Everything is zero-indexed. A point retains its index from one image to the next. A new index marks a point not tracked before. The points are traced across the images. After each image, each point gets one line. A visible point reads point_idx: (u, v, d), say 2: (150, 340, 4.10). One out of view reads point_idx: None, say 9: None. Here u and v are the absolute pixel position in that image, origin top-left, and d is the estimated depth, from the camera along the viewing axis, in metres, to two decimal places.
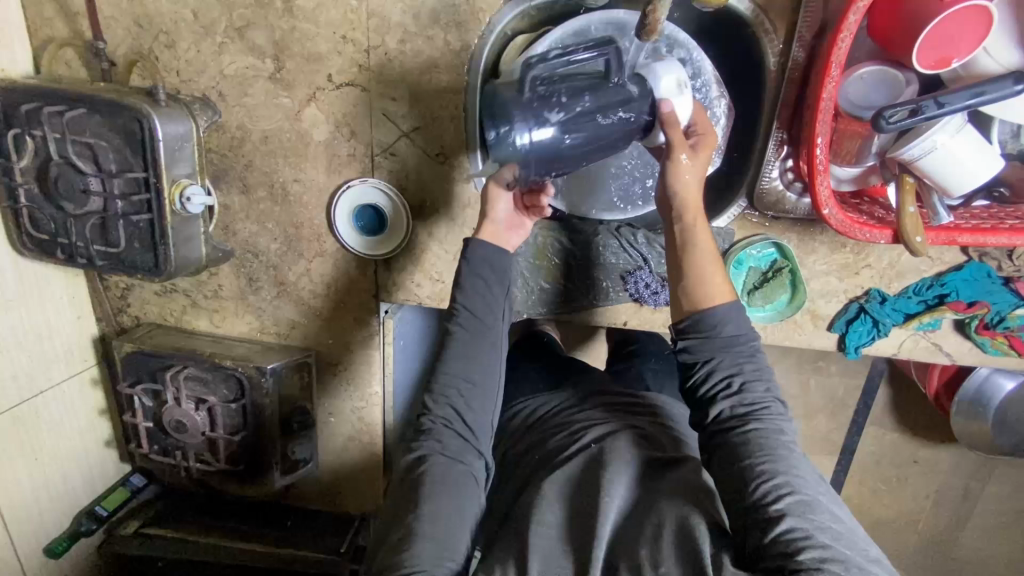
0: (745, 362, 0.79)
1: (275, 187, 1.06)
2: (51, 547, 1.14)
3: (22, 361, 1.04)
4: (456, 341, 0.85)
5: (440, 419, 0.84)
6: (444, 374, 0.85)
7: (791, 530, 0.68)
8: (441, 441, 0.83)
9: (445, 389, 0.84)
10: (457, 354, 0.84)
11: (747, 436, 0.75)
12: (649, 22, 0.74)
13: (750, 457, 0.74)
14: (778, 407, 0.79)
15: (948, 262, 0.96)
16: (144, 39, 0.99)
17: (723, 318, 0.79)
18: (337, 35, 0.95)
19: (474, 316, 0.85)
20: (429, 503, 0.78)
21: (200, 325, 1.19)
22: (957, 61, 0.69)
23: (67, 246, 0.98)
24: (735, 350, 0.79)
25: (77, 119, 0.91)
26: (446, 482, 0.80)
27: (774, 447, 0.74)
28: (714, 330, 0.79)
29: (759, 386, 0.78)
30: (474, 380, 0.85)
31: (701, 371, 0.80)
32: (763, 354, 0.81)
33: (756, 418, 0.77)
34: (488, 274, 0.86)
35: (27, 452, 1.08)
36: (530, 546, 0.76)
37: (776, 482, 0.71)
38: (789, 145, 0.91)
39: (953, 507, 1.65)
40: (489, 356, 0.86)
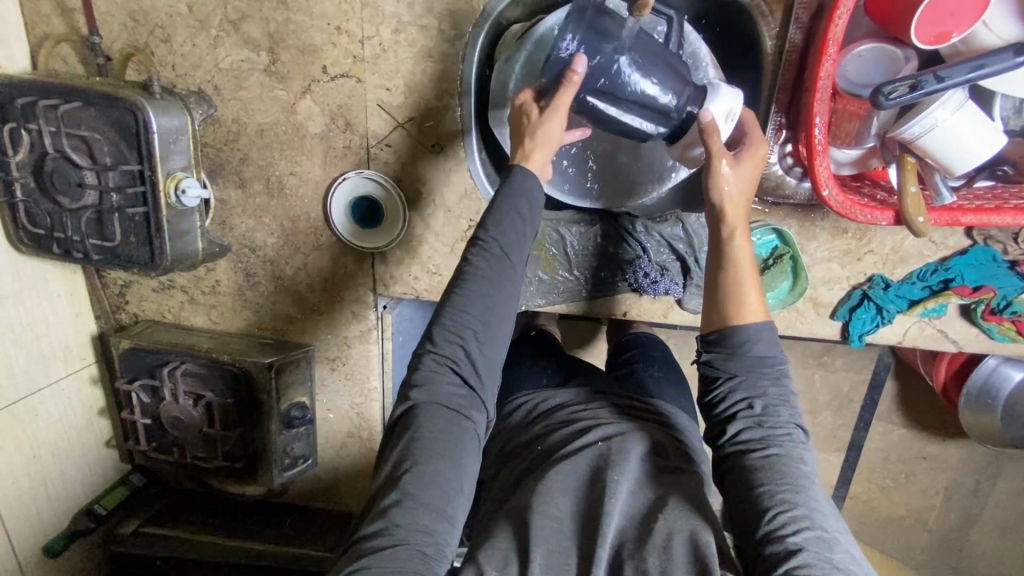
0: (769, 384, 0.78)
1: (272, 180, 1.06)
2: (50, 545, 1.13)
3: (19, 358, 1.04)
4: (474, 279, 0.79)
5: (447, 358, 0.78)
6: (453, 310, 0.79)
7: (805, 564, 0.64)
8: (446, 386, 0.78)
9: (456, 327, 0.78)
10: (475, 291, 0.78)
11: (767, 460, 0.73)
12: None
13: (768, 482, 0.71)
14: (801, 437, 0.77)
15: (953, 246, 0.94)
16: (140, 34, 0.99)
17: (752, 336, 0.78)
18: (331, 27, 0.95)
19: (499, 256, 0.80)
20: (425, 458, 0.74)
21: (197, 322, 1.19)
22: (957, 36, 0.67)
23: (64, 241, 0.97)
24: (761, 371, 0.78)
25: (71, 112, 0.91)
26: (446, 438, 0.76)
27: (795, 477, 0.72)
28: (740, 348, 0.78)
29: (782, 411, 0.77)
30: (490, 323, 0.79)
31: (725, 388, 0.79)
32: (789, 378, 0.80)
33: (778, 444, 0.75)
34: (516, 206, 0.80)
35: (25, 449, 1.07)
36: (535, 538, 0.74)
37: (794, 513, 0.68)
38: (787, 130, 0.90)
39: (963, 504, 1.62)
40: (507, 304, 0.80)
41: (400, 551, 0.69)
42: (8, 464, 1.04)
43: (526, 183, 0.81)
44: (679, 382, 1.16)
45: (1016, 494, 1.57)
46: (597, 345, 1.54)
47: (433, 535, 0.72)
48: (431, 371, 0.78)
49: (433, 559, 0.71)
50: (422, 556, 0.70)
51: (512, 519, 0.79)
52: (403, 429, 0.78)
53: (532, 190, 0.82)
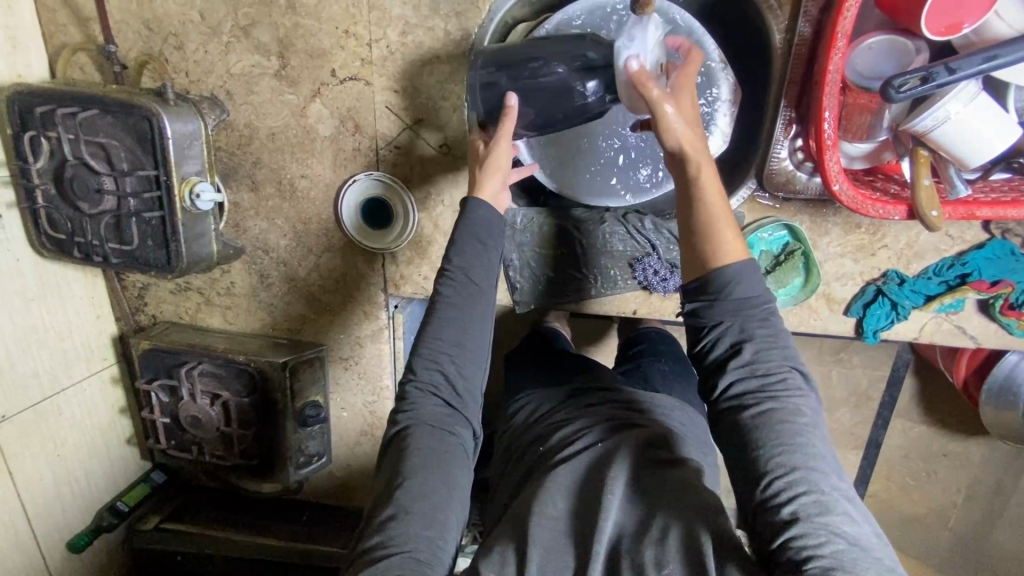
0: (756, 327, 0.75)
1: (284, 183, 1.07)
2: (74, 541, 1.16)
3: (43, 360, 1.07)
4: (446, 308, 0.84)
5: (427, 385, 0.83)
6: (430, 339, 0.84)
7: (802, 534, 0.64)
8: (429, 409, 0.83)
9: (433, 355, 0.84)
10: (447, 320, 0.83)
11: (761, 417, 0.71)
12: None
13: (762, 442, 0.70)
14: (794, 380, 0.74)
15: (969, 240, 0.93)
16: (155, 42, 1.01)
17: (732, 277, 0.74)
18: (339, 30, 0.96)
19: (469, 284, 0.84)
20: (414, 471, 0.77)
21: (213, 323, 1.21)
22: (969, 26, 0.66)
23: (84, 245, 1.00)
24: (747, 314, 0.75)
25: (89, 120, 0.93)
26: (433, 455, 0.79)
27: (788, 431, 0.70)
28: (721, 294, 0.75)
29: (772, 356, 0.74)
30: (465, 345, 0.84)
31: (712, 336, 0.76)
32: (779, 317, 0.76)
33: (771, 395, 0.72)
34: (483, 236, 0.85)
35: (49, 448, 1.10)
36: (532, 537, 0.76)
37: (790, 476, 0.67)
38: (797, 124, 0.88)
39: (986, 502, 1.59)
40: (479, 327, 0.85)
41: (394, 559, 0.71)
42: (33, 462, 1.07)
43: (491, 217, 0.85)
44: (690, 380, 1.15)
45: None
46: (609, 343, 1.54)
47: (428, 541, 0.74)
48: (411, 399, 0.83)
49: (428, 563, 0.72)
50: (417, 562, 0.72)
51: (516, 518, 0.80)
52: (393, 451, 0.81)
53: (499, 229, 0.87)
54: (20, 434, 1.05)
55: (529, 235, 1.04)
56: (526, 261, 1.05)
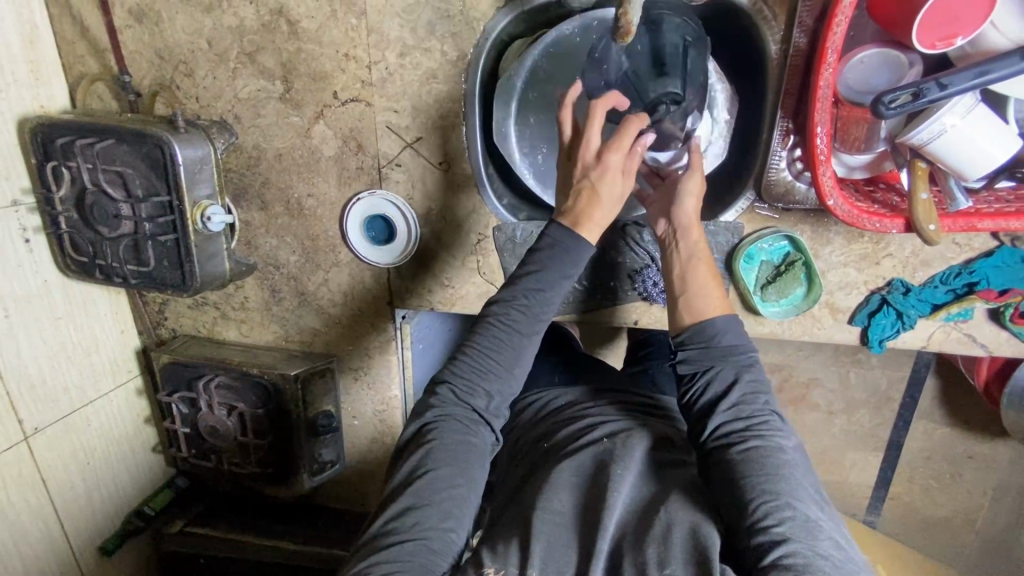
0: (743, 376, 0.80)
1: (291, 203, 1.11)
2: (104, 545, 1.22)
3: (72, 374, 1.13)
4: (495, 324, 0.85)
5: (462, 390, 0.85)
6: (476, 349, 0.85)
7: (788, 554, 0.65)
8: (460, 412, 0.84)
9: (481, 363, 0.85)
10: (497, 335, 0.85)
11: (747, 452, 0.74)
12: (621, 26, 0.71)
13: (748, 472, 0.72)
14: (779, 424, 0.78)
15: (978, 247, 0.90)
16: (166, 69, 1.05)
17: (719, 329, 0.82)
18: (339, 54, 0.99)
19: (526, 307, 0.86)
20: (438, 467, 0.79)
21: (229, 335, 1.26)
22: (964, 37, 0.64)
23: (105, 267, 1.05)
24: (734, 360, 0.81)
25: (107, 149, 0.98)
26: (458, 456, 0.81)
27: (774, 465, 0.72)
28: (711, 341, 0.82)
29: (758, 401, 0.79)
30: (507, 361, 0.85)
31: (700, 387, 0.82)
32: (761, 370, 0.82)
33: (757, 435, 0.76)
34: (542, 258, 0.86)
35: (79, 457, 1.16)
36: (535, 532, 0.75)
37: (774, 502, 0.69)
38: (795, 134, 0.87)
39: (1013, 504, 1.55)
40: (524, 345, 0.86)
41: (408, 545, 0.73)
42: (65, 470, 1.14)
43: (566, 245, 0.85)
44: None
45: None
46: (618, 348, 1.54)
47: (445, 536, 0.77)
48: (445, 398, 0.85)
49: (439, 554, 0.75)
50: (430, 552, 0.74)
51: (517, 518, 0.80)
52: (416, 441, 0.83)
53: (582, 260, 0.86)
54: (52, 444, 1.11)
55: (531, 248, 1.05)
56: None
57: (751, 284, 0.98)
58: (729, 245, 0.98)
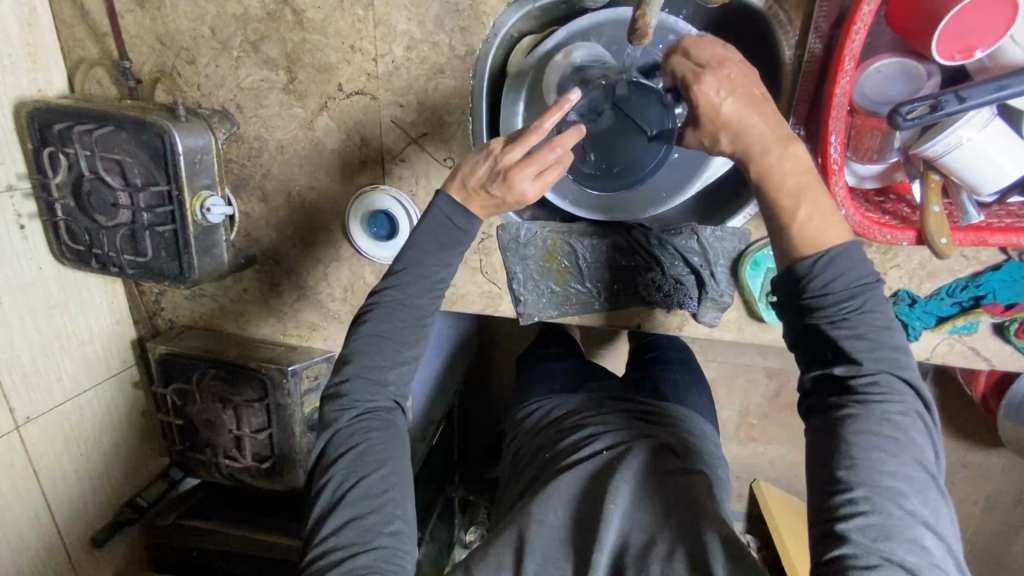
0: (859, 327, 0.66)
1: (293, 195, 1.09)
2: (96, 536, 1.22)
3: (66, 364, 1.11)
4: (391, 315, 0.83)
5: (371, 387, 0.82)
6: (376, 338, 0.83)
7: (858, 537, 0.60)
8: (375, 409, 0.82)
9: (380, 355, 0.82)
10: (394, 321, 0.83)
11: (848, 419, 0.64)
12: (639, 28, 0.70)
13: (840, 445, 0.63)
14: (898, 386, 0.65)
15: (985, 261, 0.90)
16: (167, 56, 1.03)
17: (821, 272, 0.67)
18: (345, 45, 0.97)
19: (417, 289, 0.83)
20: (374, 463, 0.79)
21: (226, 328, 1.25)
22: (982, 51, 0.63)
23: (101, 256, 1.03)
24: (847, 313, 0.67)
25: (105, 136, 0.96)
26: (388, 452, 0.80)
27: (876, 441, 0.63)
28: (810, 289, 0.68)
29: (875, 358, 0.65)
30: (407, 344, 0.84)
31: (804, 331, 0.69)
32: (881, 317, 0.66)
33: (867, 400, 0.64)
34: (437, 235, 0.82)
35: (71, 447, 1.15)
36: (529, 544, 0.75)
37: (864, 483, 0.61)
38: (807, 141, 0.87)
39: (1005, 515, 1.55)
40: (425, 324, 0.84)
41: (364, 557, 0.73)
42: (58, 460, 1.13)
43: (452, 219, 0.82)
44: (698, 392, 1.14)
45: None
46: (617, 349, 1.54)
47: (394, 540, 0.76)
48: (359, 398, 0.82)
49: (395, 554, 0.75)
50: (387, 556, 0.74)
51: (516, 521, 0.80)
52: (341, 446, 0.81)
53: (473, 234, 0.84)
54: (45, 434, 1.10)
55: (534, 247, 1.04)
56: (531, 274, 1.04)
57: (757, 292, 0.99)
58: (734, 250, 0.98)
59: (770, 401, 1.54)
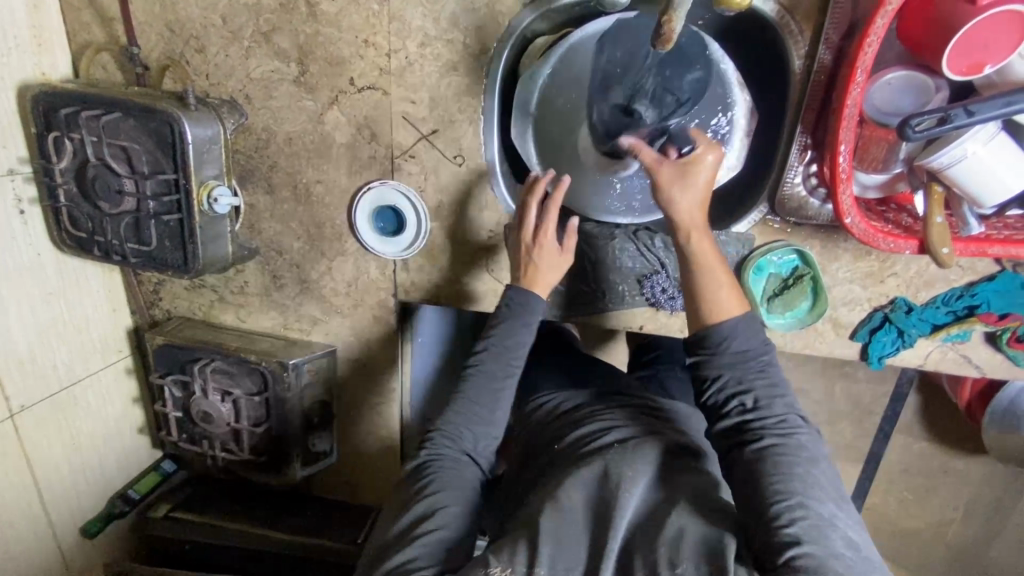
0: (756, 376, 0.77)
1: (299, 187, 1.09)
2: (86, 527, 1.19)
3: (62, 352, 1.10)
4: (475, 374, 0.91)
5: (451, 439, 0.89)
6: (462, 399, 0.91)
7: (804, 555, 0.64)
8: (452, 459, 0.88)
9: (462, 412, 0.90)
10: (479, 384, 0.90)
11: (765, 448, 0.73)
12: (663, 32, 0.69)
13: (763, 470, 0.71)
14: (795, 421, 0.76)
15: (980, 271, 0.92)
16: (176, 44, 1.02)
17: (730, 332, 0.77)
18: (359, 40, 0.97)
19: (497, 354, 0.92)
20: (440, 504, 0.82)
21: (226, 320, 1.24)
22: (992, 66, 0.66)
23: (104, 244, 1.02)
24: (746, 365, 0.77)
25: (112, 122, 0.95)
26: (453, 491, 0.83)
27: (789, 464, 0.71)
28: (720, 345, 0.77)
29: (773, 401, 0.76)
30: (486, 404, 0.91)
31: (710, 391, 0.79)
32: (777, 368, 0.78)
33: (771, 432, 0.74)
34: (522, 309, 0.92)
35: (65, 438, 1.13)
36: (541, 533, 0.75)
37: (790, 498, 0.68)
38: (813, 150, 0.89)
39: (984, 519, 1.60)
40: (502, 387, 0.91)
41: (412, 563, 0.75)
42: (51, 451, 1.11)
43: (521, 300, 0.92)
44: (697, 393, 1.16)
45: None
46: (614, 350, 1.55)
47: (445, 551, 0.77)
48: (436, 444, 0.89)
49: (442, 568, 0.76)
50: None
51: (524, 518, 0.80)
52: (413, 485, 0.85)
53: (538, 309, 0.93)
54: (40, 423, 1.08)
55: None
56: None
57: (758, 296, 0.99)
58: (739, 255, 0.98)
59: None
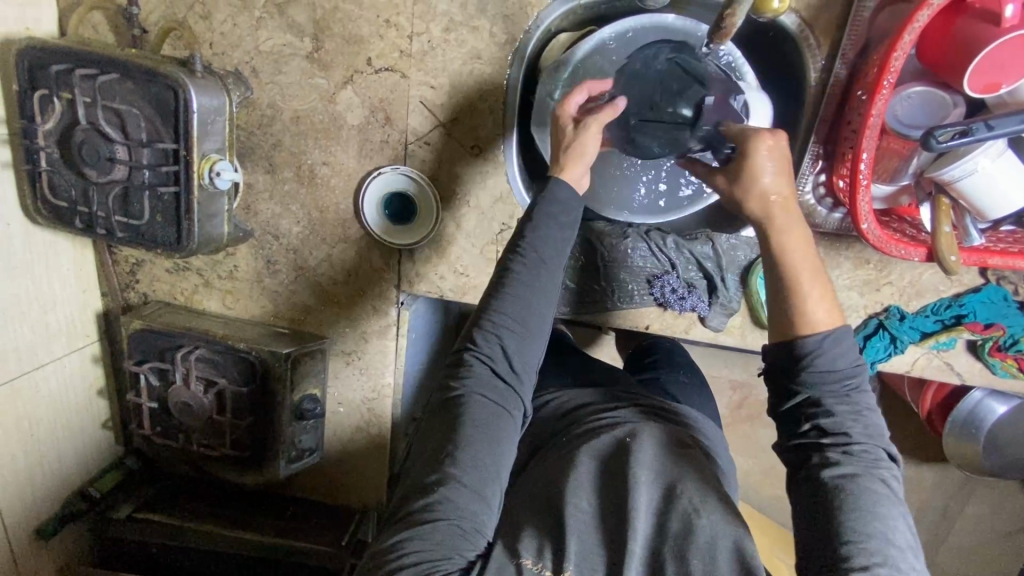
0: (840, 400, 0.71)
1: (303, 168, 1.04)
2: (43, 527, 1.09)
3: (25, 333, 1.00)
4: (511, 285, 0.80)
5: (485, 356, 0.79)
6: (496, 312, 0.80)
7: None
8: (484, 378, 0.79)
9: (495, 327, 0.79)
10: (515, 296, 0.79)
11: (841, 479, 0.68)
12: (723, 27, 0.69)
13: (839, 508, 0.66)
14: (876, 455, 0.71)
15: (966, 283, 0.98)
16: (179, 8, 0.97)
17: (816, 348, 0.72)
18: (380, 19, 0.95)
19: (529, 262, 0.80)
20: (475, 443, 0.74)
21: (210, 306, 1.16)
22: (1006, 87, 0.70)
23: (87, 216, 0.95)
24: (832, 385, 0.72)
25: (108, 84, 0.88)
26: (484, 424, 0.76)
27: (868, 499, 0.66)
28: (812, 358, 0.72)
29: (856, 428, 0.71)
30: (524, 324, 0.80)
31: (789, 403, 0.74)
32: (863, 391, 0.73)
33: (852, 460, 0.69)
34: (555, 216, 0.82)
35: (22, 429, 1.03)
36: (568, 527, 0.73)
37: (866, 545, 0.64)
38: (824, 160, 0.93)
39: (933, 525, 1.69)
40: (541, 301, 0.81)
41: (440, 528, 0.70)
42: (5, 442, 1.00)
43: (567, 202, 0.82)
44: (694, 395, 1.17)
45: (984, 516, 1.66)
46: (602, 353, 1.56)
47: (473, 519, 0.72)
48: (469, 364, 0.79)
49: (470, 535, 0.71)
50: (462, 533, 0.71)
51: (539, 509, 0.78)
52: (444, 417, 0.77)
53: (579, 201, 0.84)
54: None
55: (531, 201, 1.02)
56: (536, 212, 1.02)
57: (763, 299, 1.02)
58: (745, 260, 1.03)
59: (734, 411, 1.59)
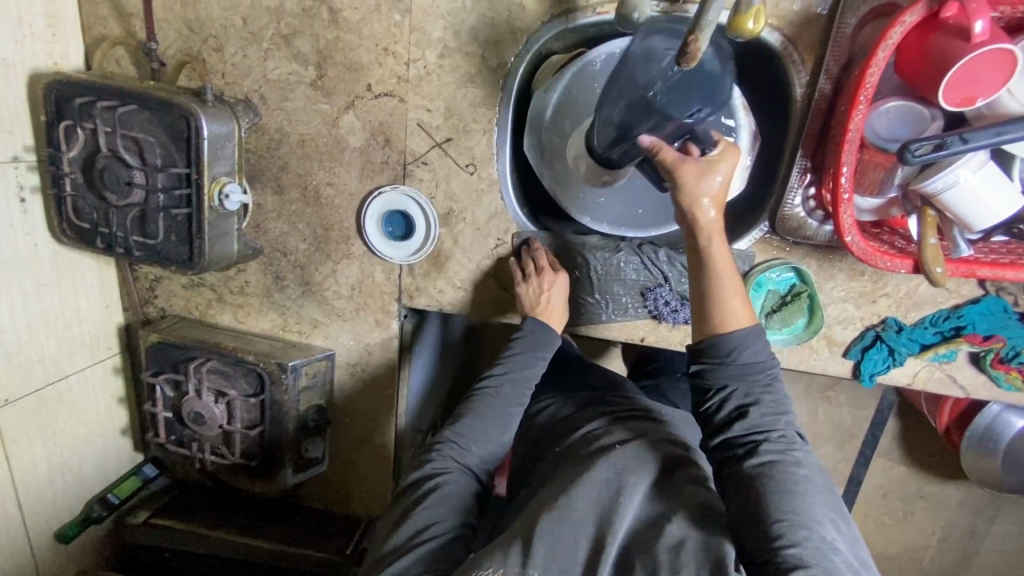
0: (762, 393, 0.77)
1: (308, 189, 1.09)
2: (62, 531, 1.14)
3: (50, 346, 1.06)
4: (488, 396, 0.96)
5: (458, 451, 0.92)
6: (472, 416, 0.94)
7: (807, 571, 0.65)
8: (455, 467, 0.91)
9: (470, 427, 0.94)
10: (491, 408, 0.95)
11: (766, 465, 0.73)
12: (688, 51, 0.71)
13: (762, 491, 0.71)
14: (795, 439, 0.77)
15: (965, 294, 0.97)
16: (194, 42, 1.04)
17: (738, 343, 0.77)
18: (378, 47, 1.00)
19: (512, 379, 0.97)
20: (439, 518, 0.84)
21: (223, 320, 1.22)
22: (982, 100, 0.71)
23: (107, 236, 1.01)
24: (752, 378, 0.78)
25: (128, 114, 0.95)
26: (454, 501, 0.86)
27: (789, 480, 0.71)
28: (728, 356, 0.78)
29: (775, 416, 0.77)
30: (497, 428, 0.95)
31: (714, 399, 0.79)
32: (781, 382, 0.79)
33: (773, 445, 0.75)
34: (532, 344, 0.99)
35: (48, 436, 1.09)
36: (540, 531, 0.75)
37: (790, 523, 0.68)
38: (812, 173, 0.93)
39: (959, 545, 1.63)
40: (512, 412, 0.96)
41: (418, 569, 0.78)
42: (30, 448, 1.06)
43: (539, 337, 0.99)
44: None
45: (1012, 536, 1.59)
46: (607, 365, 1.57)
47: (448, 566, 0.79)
48: (444, 455, 0.91)
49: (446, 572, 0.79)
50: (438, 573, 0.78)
51: (524, 515, 0.80)
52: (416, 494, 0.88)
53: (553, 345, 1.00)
54: (22, 419, 1.04)
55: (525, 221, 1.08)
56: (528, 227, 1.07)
57: (758, 311, 1.02)
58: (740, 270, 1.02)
59: None
